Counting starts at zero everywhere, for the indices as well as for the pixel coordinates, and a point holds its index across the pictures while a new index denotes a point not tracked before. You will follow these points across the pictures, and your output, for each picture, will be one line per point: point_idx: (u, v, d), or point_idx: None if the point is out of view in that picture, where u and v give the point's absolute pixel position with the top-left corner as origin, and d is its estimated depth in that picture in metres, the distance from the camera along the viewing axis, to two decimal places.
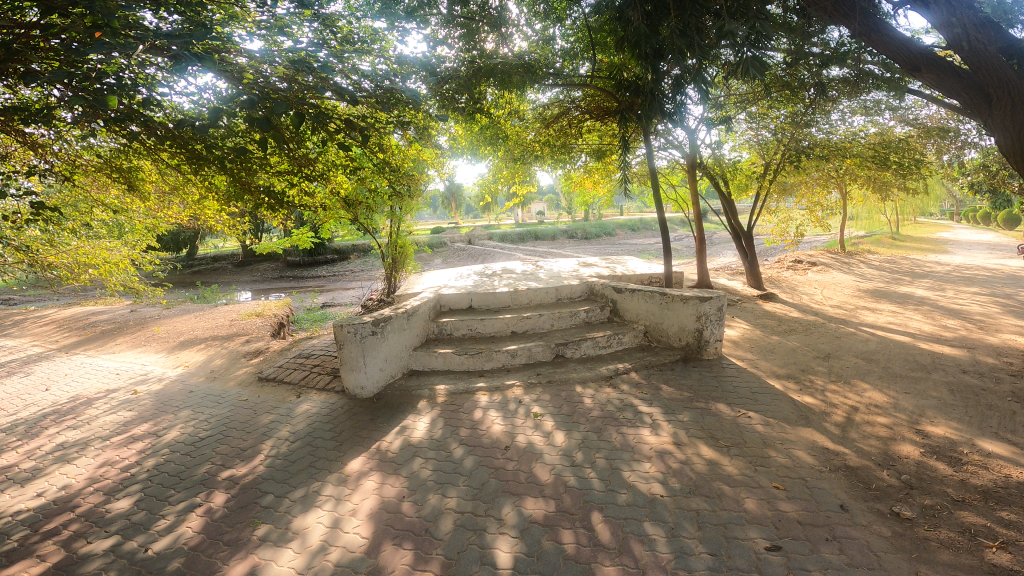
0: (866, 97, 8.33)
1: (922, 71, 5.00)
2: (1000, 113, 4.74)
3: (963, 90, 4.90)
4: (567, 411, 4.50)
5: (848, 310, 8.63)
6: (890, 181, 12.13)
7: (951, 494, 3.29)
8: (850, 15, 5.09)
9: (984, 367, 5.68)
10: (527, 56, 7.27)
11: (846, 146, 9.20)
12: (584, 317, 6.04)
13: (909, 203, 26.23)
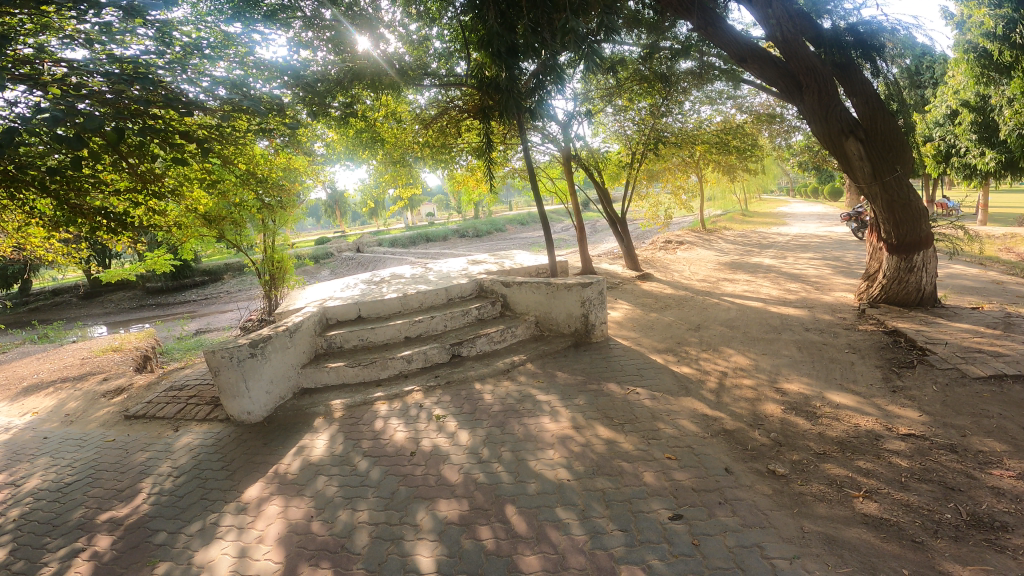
0: (711, 87, 9.16)
1: (748, 63, 6.16)
2: (809, 98, 6.14)
3: (780, 78, 6.17)
4: (468, 409, 4.54)
5: (711, 282, 9.43)
6: (737, 164, 13.41)
7: (814, 447, 3.83)
8: (691, 10, 5.87)
9: (823, 323, 6.50)
10: (401, 58, 7.21)
11: (697, 133, 10.02)
12: (476, 314, 6.10)
13: (754, 182, 29.19)
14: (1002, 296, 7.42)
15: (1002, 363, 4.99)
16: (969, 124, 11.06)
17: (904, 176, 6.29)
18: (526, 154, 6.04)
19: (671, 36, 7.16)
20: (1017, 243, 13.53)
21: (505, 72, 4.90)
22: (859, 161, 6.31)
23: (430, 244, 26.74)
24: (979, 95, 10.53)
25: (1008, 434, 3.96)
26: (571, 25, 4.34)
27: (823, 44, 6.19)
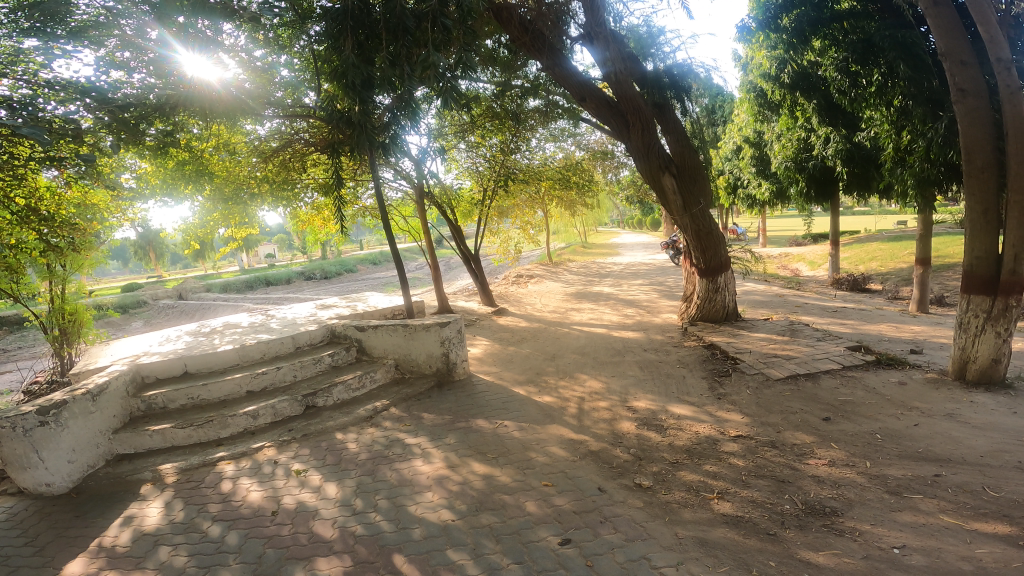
0: (556, 125, 9.93)
1: (586, 101, 6.86)
2: (635, 135, 6.91)
3: (612, 117, 6.91)
4: (332, 461, 4.27)
5: (560, 313, 9.97)
6: (575, 200, 14.49)
7: (669, 457, 4.18)
8: (542, 51, 6.53)
9: (657, 343, 7.18)
10: (245, 90, 6.90)
11: (543, 169, 10.69)
12: (329, 362, 5.71)
13: (589, 217, 31.52)
14: (786, 308, 8.78)
15: (796, 365, 5.92)
16: (749, 158, 12.96)
17: (707, 208, 7.25)
18: (377, 192, 5.93)
19: (521, 76, 8.09)
20: (790, 261, 16.15)
21: (360, 104, 4.97)
22: (673, 194, 7.15)
23: (269, 288, 24.86)
24: (756, 132, 12.37)
25: (813, 427, 4.68)
26: (431, 61, 4.43)
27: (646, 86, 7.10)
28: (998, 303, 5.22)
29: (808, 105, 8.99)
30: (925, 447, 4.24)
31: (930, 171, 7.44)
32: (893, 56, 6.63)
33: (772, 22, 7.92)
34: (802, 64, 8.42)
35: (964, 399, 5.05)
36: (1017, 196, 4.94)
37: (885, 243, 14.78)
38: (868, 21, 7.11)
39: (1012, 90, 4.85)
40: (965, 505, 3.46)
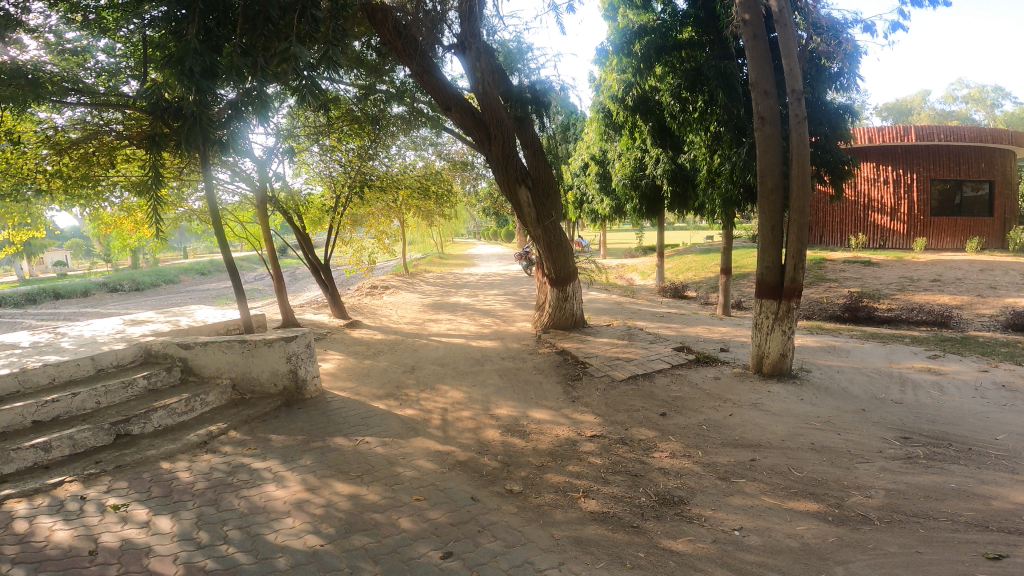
0: (418, 133, 10.02)
1: (451, 111, 6.96)
2: (495, 147, 7.08)
3: (475, 128, 7.03)
4: (162, 492, 3.74)
5: (418, 324, 9.83)
6: (432, 209, 14.47)
7: (534, 461, 4.28)
8: (412, 56, 6.50)
9: (514, 352, 7.36)
10: (46, 74, 5.95)
11: (401, 177, 10.54)
12: (144, 386, 4.94)
13: (445, 228, 31.72)
14: (622, 314, 9.51)
15: (634, 366, 6.40)
16: (595, 175, 13.84)
17: (558, 220, 7.63)
18: (210, 193, 5.38)
19: (388, 80, 8.42)
20: (624, 271, 17.49)
21: (195, 94, 4.45)
22: (527, 207, 7.42)
23: (60, 301, 21.35)
24: (601, 150, 13.18)
25: (652, 422, 5.09)
26: (292, 52, 4.37)
27: (508, 99, 7.44)
28: (783, 305, 6.08)
29: (644, 127, 9.75)
30: (744, 434, 4.84)
31: (731, 192, 8.38)
32: (715, 84, 7.72)
33: (625, 47, 8.54)
34: (644, 88, 9.13)
35: (763, 390, 5.82)
36: (798, 214, 5.76)
37: (697, 255, 16.60)
38: (701, 50, 8.27)
39: (796, 121, 5.58)
40: (780, 485, 3.97)
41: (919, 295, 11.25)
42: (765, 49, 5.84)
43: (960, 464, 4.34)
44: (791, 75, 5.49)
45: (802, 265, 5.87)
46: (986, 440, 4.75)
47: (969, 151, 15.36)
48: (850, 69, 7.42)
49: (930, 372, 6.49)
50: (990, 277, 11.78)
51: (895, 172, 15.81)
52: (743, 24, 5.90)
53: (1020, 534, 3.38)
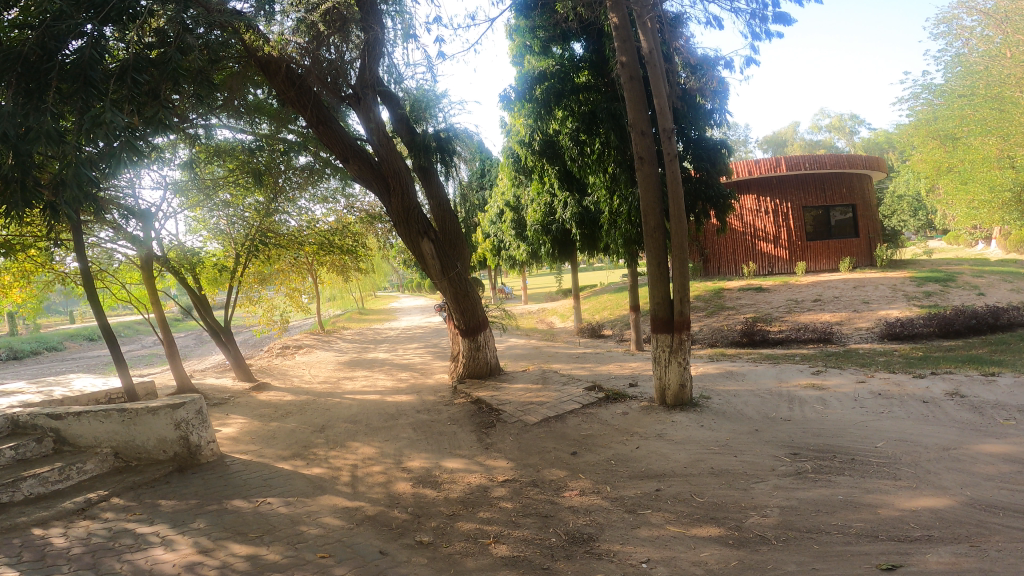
0: (325, 186, 10.35)
1: (350, 162, 7.13)
2: (394, 198, 7.32)
3: (373, 178, 7.27)
4: (34, 556, 3.47)
5: (331, 382, 9.63)
6: (348, 264, 14.43)
7: (446, 510, 4.27)
8: (305, 106, 6.78)
9: (429, 404, 7.34)
10: None
11: (309, 234, 10.96)
12: (11, 456, 4.61)
13: (367, 282, 31.53)
14: (540, 357, 9.69)
15: (547, 409, 6.49)
16: (510, 222, 14.01)
17: (464, 271, 7.83)
18: (81, 258, 5.20)
19: (292, 128, 8.75)
20: (545, 315, 17.83)
21: (13, 158, 4.60)
22: (431, 258, 7.60)
23: None
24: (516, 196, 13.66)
25: (563, 461, 5.17)
26: (104, 117, 4.66)
27: (413, 147, 7.74)
28: (675, 337, 6.43)
29: (551, 170, 10.01)
30: (648, 465, 5.05)
31: (630, 232, 8.87)
32: (607, 126, 8.42)
33: (527, 92, 9.01)
34: (548, 132, 9.38)
35: (667, 420, 6.08)
36: (678, 249, 6.22)
37: (614, 294, 17.19)
38: (597, 93, 8.84)
39: (669, 157, 5.96)
40: (684, 513, 4.22)
41: (804, 314, 12.24)
42: (640, 90, 6.20)
43: (843, 475, 4.78)
44: (660, 113, 5.83)
45: (688, 298, 6.37)
46: (866, 452, 5.23)
47: (832, 177, 16.80)
48: (722, 106, 7.99)
49: (814, 390, 7.12)
50: (863, 292, 13.07)
51: (773, 203, 16.97)
52: (620, 65, 6.26)
53: (904, 542, 3.70)
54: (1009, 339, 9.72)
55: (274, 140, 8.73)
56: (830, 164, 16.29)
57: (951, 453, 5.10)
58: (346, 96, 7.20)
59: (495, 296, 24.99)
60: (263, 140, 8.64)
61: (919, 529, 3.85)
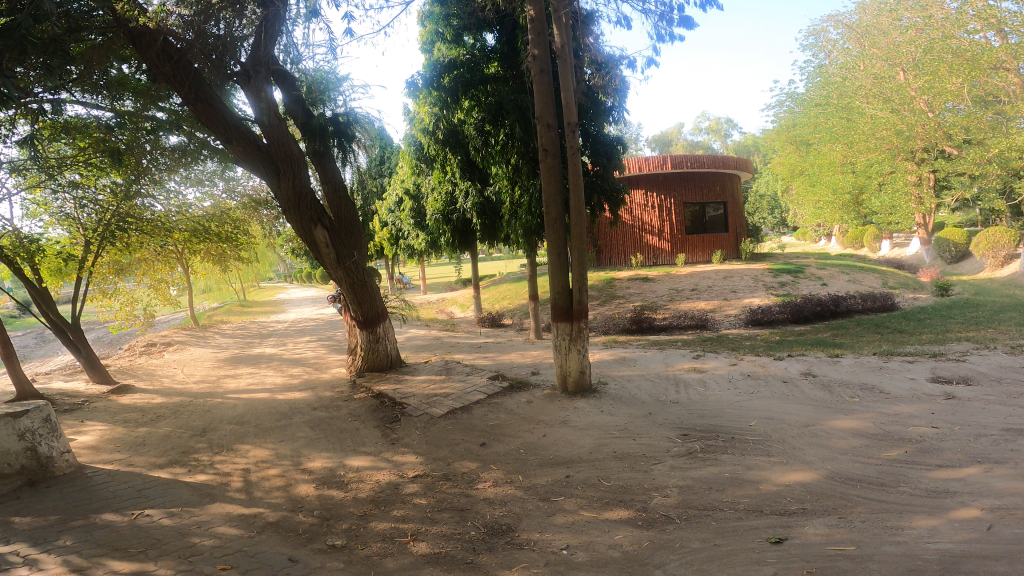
0: (200, 168, 9.50)
1: (234, 144, 6.59)
2: (285, 183, 6.84)
3: (261, 161, 6.76)
4: None
5: (210, 381, 8.89)
6: (225, 254, 13.45)
7: (356, 511, 4.09)
8: (183, 83, 6.12)
9: (325, 400, 6.99)
10: None
11: (180, 219, 10.14)
12: None
13: (247, 272, 29.63)
14: (440, 348, 9.56)
15: (452, 401, 6.41)
16: (409, 211, 13.70)
17: (361, 260, 7.51)
18: None
19: (163, 105, 7.94)
20: (445, 305, 17.63)
21: None
22: (326, 248, 7.20)
23: None
24: (415, 184, 13.24)
25: (473, 453, 5.15)
26: None
27: (307, 131, 7.28)
28: (574, 326, 6.57)
29: (452, 160, 9.87)
30: (555, 452, 5.15)
31: (531, 223, 8.89)
32: (514, 118, 8.35)
33: (436, 81, 8.91)
34: (452, 121, 9.30)
35: (570, 406, 6.23)
36: (578, 240, 6.33)
37: (513, 284, 17.34)
38: (504, 85, 8.81)
39: (572, 151, 6.05)
40: (595, 498, 4.34)
41: (683, 302, 13.09)
42: (549, 85, 6.27)
43: (729, 453, 5.16)
44: (567, 108, 5.91)
45: (586, 289, 6.50)
46: (746, 430, 5.69)
47: (709, 176, 18.10)
48: (621, 104, 8.28)
49: (696, 372, 7.65)
50: (731, 283, 14.20)
51: (659, 199, 17.94)
52: (532, 59, 6.28)
53: (788, 515, 4.06)
54: (846, 324, 11.02)
55: (139, 117, 7.86)
56: (709, 164, 17.62)
57: (811, 429, 5.70)
58: (233, 73, 6.66)
59: (391, 286, 24.36)
60: (124, 117, 7.70)
61: (795, 502, 4.25)
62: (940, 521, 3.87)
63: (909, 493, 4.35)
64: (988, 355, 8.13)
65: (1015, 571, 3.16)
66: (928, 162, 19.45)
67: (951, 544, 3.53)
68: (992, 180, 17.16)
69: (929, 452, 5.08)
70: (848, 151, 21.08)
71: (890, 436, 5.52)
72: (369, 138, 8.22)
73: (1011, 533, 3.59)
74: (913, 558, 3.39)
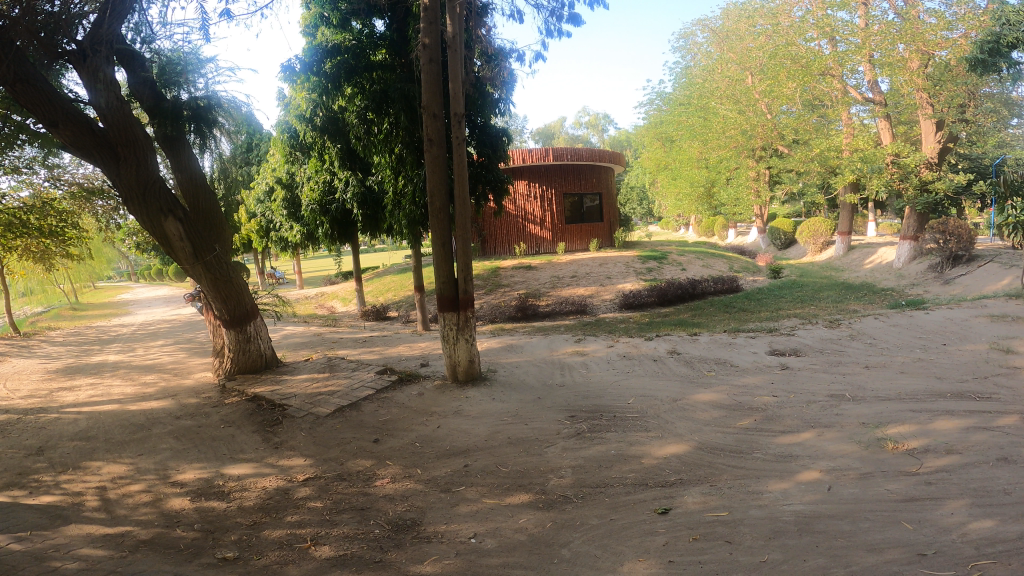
0: (18, 155, 8.31)
1: (61, 128, 5.75)
2: (128, 170, 6.14)
3: (97, 148, 5.98)
4: None
5: (41, 396, 7.76)
6: (51, 251, 11.86)
7: (244, 521, 3.83)
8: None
9: (189, 408, 6.38)
10: None
11: None
12: None
13: (82, 270, 26.31)
14: (321, 345, 9.10)
15: (338, 399, 6.15)
16: (280, 200, 12.94)
17: (222, 254, 6.94)
18: None
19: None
20: (324, 299, 16.81)
21: None
22: (180, 241, 6.55)
23: None
24: (290, 173, 12.50)
25: (366, 450, 4.98)
26: None
27: (158, 114, 6.67)
28: (461, 315, 6.54)
29: (332, 148, 9.78)
30: (451, 443, 5.12)
31: (415, 213, 8.69)
32: (399, 106, 8.14)
33: (317, 66, 8.47)
34: (331, 109, 9.09)
35: (462, 396, 6.22)
36: (461, 229, 6.29)
37: (397, 275, 16.94)
38: (391, 73, 8.43)
39: (459, 142, 6.01)
40: (495, 484, 4.38)
41: (564, 289, 13.54)
42: (438, 74, 6.14)
43: (613, 431, 5.44)
44: (453, 98, 5.86)
45: (472, 277, 6.50)
46: (628, 408, 6.02)
47: (587, 169, 18.81)
48: (508, 97, 8.30)
49: (578, 355, 7.96)
50: (606, 269, 14.91)
51: (542, 189, 18.33)
52: (422, 47, 6.11)
53: (670, 485, 4.37)
54: (701, 305, 12.04)
55: None
56: (587, 157, 18.20)
57: (680, 404, 6.16)
58: (66, 53, 5.85)
59: (263, 283, 22.73)
60: None
61: (674, 474, 4.58)
62: (790, 484, 4.35)
63: (763, 459, 4.85)
64: (812, 328, 9.29)
65: (857, 529, 3.64)
66: (765, 160, 21.95)
67: (803, 506, 3.99)
68: (814, 177, 19.52)
69: (774, 420, 5.70)
70: (704, 147, 23.19)
71: (742, 406, 6.13)
72: (234, 125, 7.65)
73: (849, 493, 4.14)
74: (776, 520, 3.79)
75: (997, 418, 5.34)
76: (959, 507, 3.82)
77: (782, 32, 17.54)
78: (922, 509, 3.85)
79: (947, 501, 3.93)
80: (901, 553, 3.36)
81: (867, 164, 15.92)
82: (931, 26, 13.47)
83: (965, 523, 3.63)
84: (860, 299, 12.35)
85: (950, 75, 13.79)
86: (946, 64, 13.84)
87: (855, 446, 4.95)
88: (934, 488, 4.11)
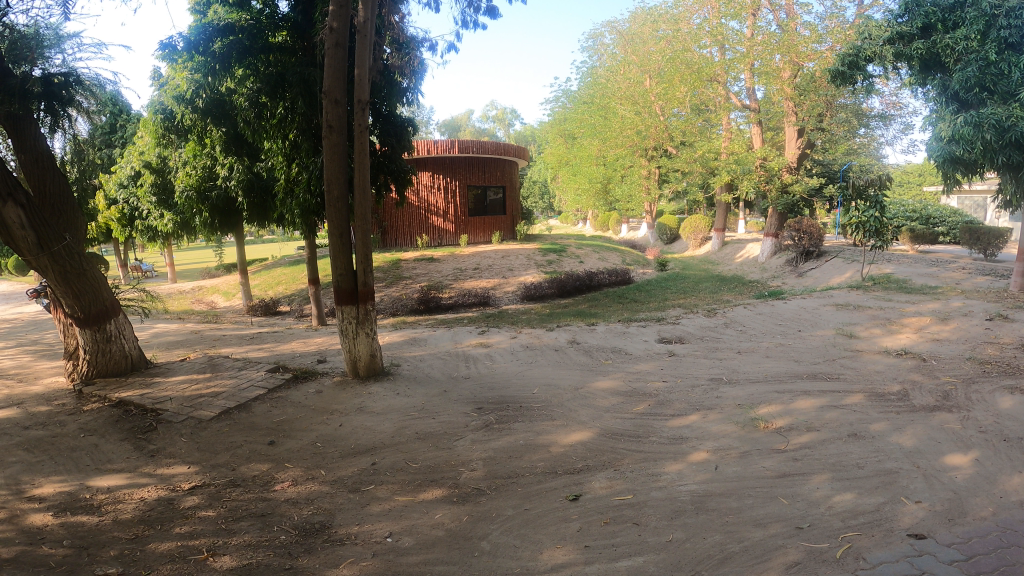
0: None
1: None
2: None
3: None
4: None
5: None
6: None
7: (123, 535, 3.45)
8: None
9: (42, 416, 5.63)
10: None
11: None
12: None
13: None
14: (202, 343, 8.40)
15: (224, 400, 5.69)
16: (148, 185, 11.76)
17: (74, 245, 6.15)
18: None
19: None
20: (202, 294, 15.59)
21: None
22: (21, 231, 5.71)
23: None
24: (160, 157, 11.42)
25: (261, 454, 4.64)
26: None
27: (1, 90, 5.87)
28: (361, 308, 6.29)
29: (215, 132, 9.13)
30: (355, 442, 4.91)
31: (309, 202, 8.15)
32: (297, 91, 7.61)
33: (204, 44, 7.70)
34: (216, 91, 8.48)
35: (364, 392, 5.99)
36: (361, 221, 6.01)
37: (286, 268, 16.07)
38: (292, 57, 7.92)
39: (360, 130, 5.74)
40: (406, 481, 4.25)
41: (466, 281, 13.49)
42: (344, 60, 5.85)
43: (518, 421, 5.47)
44: (359, 84, 5.60)
45: (372, 269, 6.24)
46: (531, 398, 6.09)
47: (491, 162, 18.76)
48: (417, 86, 8.04)
49: (481, 347, 7.94)
50: (508, 262, 15.00)
51: (444, 181, 18.12)
52: (328, 31, 5.82)
53: (576, 473, 4.47)
54: (597, 296, 12.43)
55: None
56: (492, 150, 18.26)
57: (581, 392, 6.32)
58: None
59: (127, 276, 20.56)
60: None
61: (580, 460, 4.69)
62: (683, 465, 4.60)
63: (658, 442, 5.09)
64: (694, 317, 9.94)
65: (744, 505, 3.91)
66: (656, 159, 22.98)
67: (696, 485, 4.23)
68: (695, 177, 20.82)
69: (665, 404, 6.00)
70: (602, 145, 24.09)
71: (637, 392, 6.41)
72: (95, 103, 7.06)
73: (732, 471, 4.45)
74: (673, 501, 3.99)
75: (846, 397, 5.98)
76: (823, 481, 4.23)
77: (679, 38, 18.51)
78: (794, 484, 4.21)
79: (813, 475, 4.33)
80: (782, 527, 3.65)
81: (742, 166, 17.32)
82: (805, 39, 14.83)
83: (830, 496, 4.02)
84: (732, 290, 13.37)
85: (815, 85, 15.38)
86: (812, 76, 15.42)
87: (734, 426, 5.33)
88: (801, 464, 4.52)
